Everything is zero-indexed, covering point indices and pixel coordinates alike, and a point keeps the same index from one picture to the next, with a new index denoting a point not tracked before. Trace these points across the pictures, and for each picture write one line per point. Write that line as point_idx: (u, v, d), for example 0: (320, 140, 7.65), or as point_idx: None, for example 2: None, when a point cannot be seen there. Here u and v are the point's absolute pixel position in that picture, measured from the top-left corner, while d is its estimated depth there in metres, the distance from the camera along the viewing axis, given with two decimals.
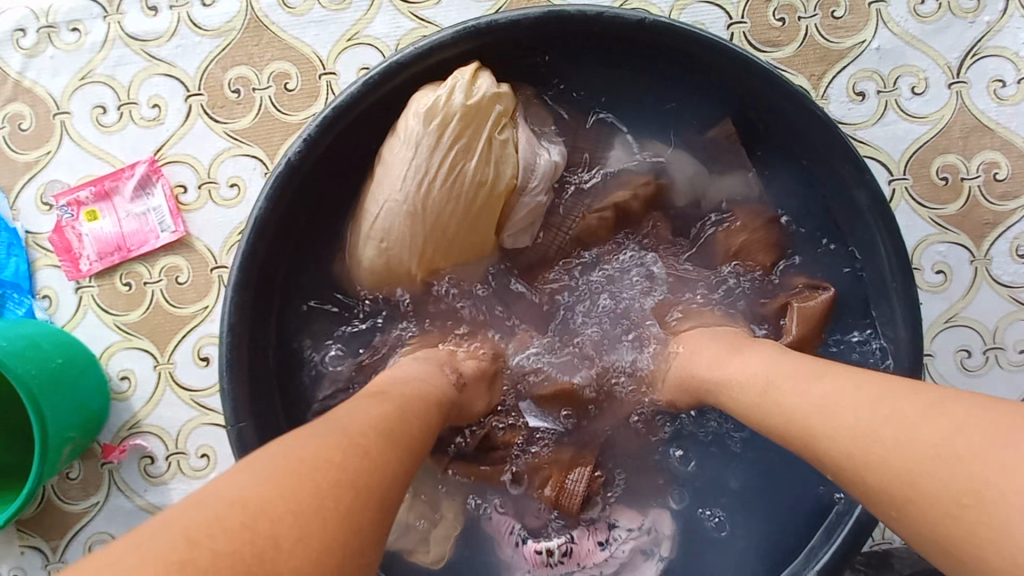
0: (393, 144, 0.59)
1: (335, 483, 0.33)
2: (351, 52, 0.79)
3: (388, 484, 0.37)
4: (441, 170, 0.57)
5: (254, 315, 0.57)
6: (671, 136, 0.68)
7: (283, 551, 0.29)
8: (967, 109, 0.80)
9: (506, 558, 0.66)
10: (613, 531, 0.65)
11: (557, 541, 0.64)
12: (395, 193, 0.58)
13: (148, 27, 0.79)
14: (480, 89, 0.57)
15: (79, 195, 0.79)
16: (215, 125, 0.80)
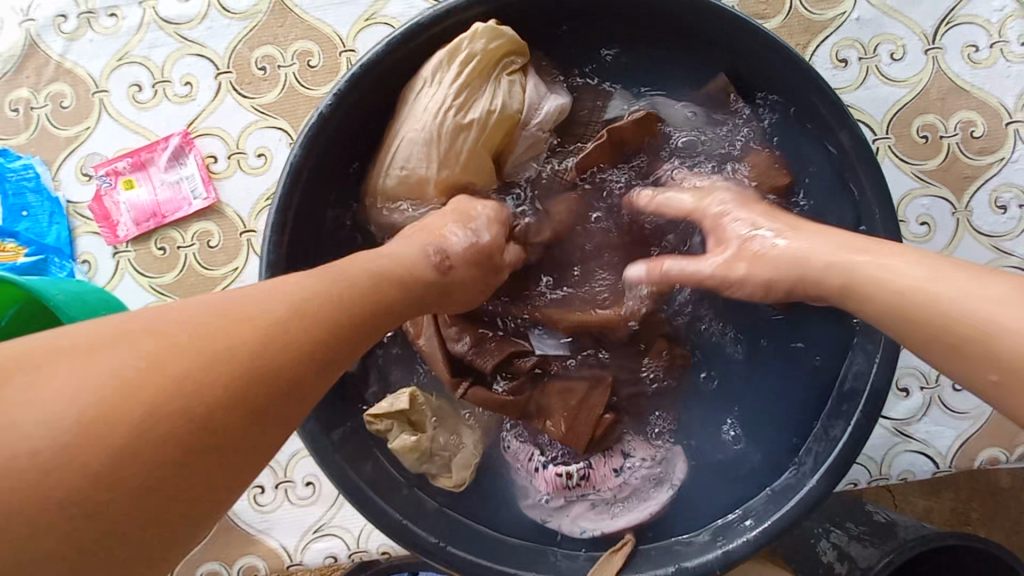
0: (416, 97, 0.65)
1: (205, 348, 0.38)
2: (369, 30, 0.86)
3: (267, 364, 0.40)
4: (458, 103, 0.65)
5: (289, 239, 0.63)
6: (670, 91, 0.74)
7: (134, 388, 0.35)
8: (944, 72, 0.86)
9: (525, 481, 0.70)
10: (627, 459, 0.71)
11: (576, 465, 0.70)
12: (419, 125, 0.65)
13: (180, 11, 0.85)
14: (499, 35, 0.65)
15: (117, 166, 0.84)
16: (243, 100, 0.86)
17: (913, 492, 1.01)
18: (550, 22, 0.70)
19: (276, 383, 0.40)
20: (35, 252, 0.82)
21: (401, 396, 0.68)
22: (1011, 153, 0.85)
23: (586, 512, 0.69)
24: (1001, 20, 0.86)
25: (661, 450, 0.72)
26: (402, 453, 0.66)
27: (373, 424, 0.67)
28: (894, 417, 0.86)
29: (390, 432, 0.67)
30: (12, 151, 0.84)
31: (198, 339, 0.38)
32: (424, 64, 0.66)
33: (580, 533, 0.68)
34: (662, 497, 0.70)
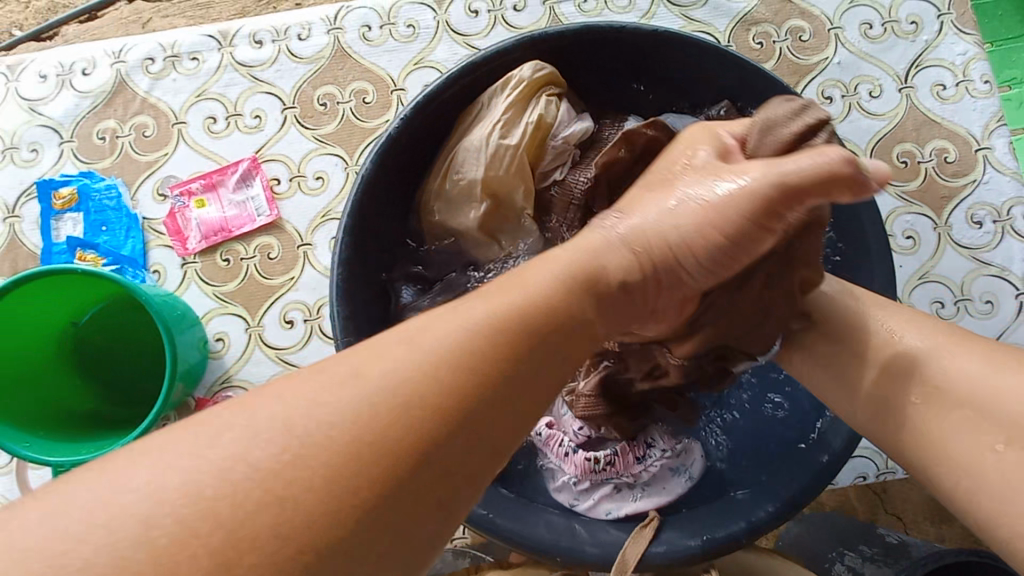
0: (468, 122, 0.79)
1: (352, 426, 0.35)
2: (417, 73, 0.99)
3: (414, 436, 0.36)
4: (507, 121, 0.77)
5: (360, 242, 0.73)
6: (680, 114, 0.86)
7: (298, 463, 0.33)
8: (917, 108, 0.99)
9: (555, 465, 0.75)
10: (650, 450, 0.74)
11: (603, 452, 0.74)
12: (474, 140, 0.78)
13: (254, 56, 0.98)
14: (540, 70, 0.78)
15: (191, 187, 0.94)
16: (305, 131, 0.97)
17: (922, 518, 1.00)
18: (581, 62, 0.82)
19: (416, 447, 0.36)
20: (112, 262, 0.91)
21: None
22: (981, 176, 0.97)
23: (610, 494, 0.72)
24: (964, 61, 1.01)
25: (682, 442, 0.75)
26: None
27: None
28: None
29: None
30: (96, 173, 0.95)
31: (391, 373, 0.37)
32: (481, 93, 0.79)
33: (605, 514, 0.71)
34: (683, 488, 0.73)
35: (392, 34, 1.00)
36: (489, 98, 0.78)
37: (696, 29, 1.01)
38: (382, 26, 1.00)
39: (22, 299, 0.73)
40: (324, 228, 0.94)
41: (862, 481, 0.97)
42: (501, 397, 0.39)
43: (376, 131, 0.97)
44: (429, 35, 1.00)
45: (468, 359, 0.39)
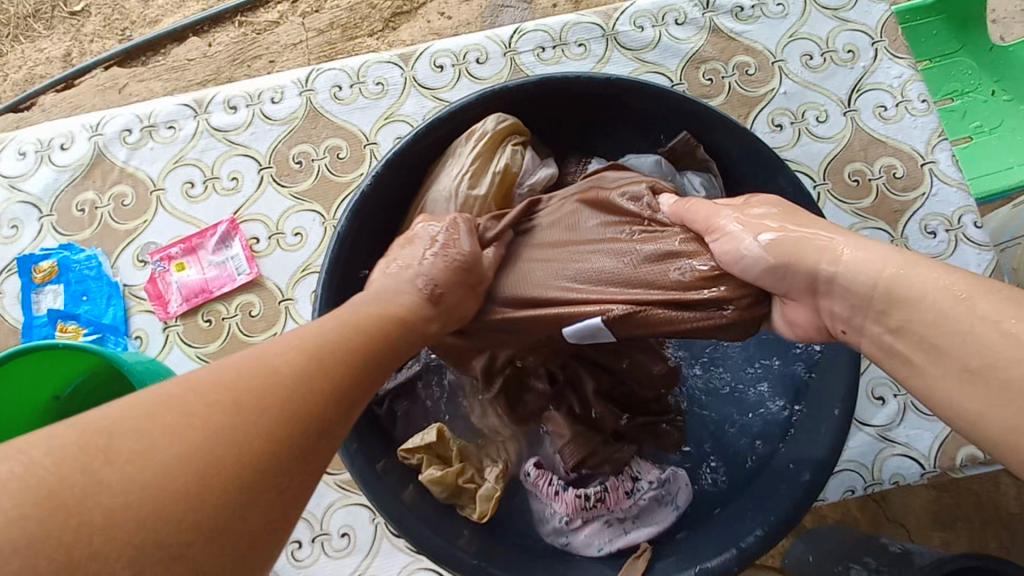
0: (439, 170, 0.82)
1: (171, 463, 0.38)
2: (388, 126, 1.03)
3: (238, 469, 0.39)
4: (473, 171, 0.80)
5: (339, 296, 0.75)
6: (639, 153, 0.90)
7: (128, 498, 0.36)
8: (862, 128, 1.05)
9: (545, 505, 0.73)
10: (638, 482, 0.73)
11: (593, 488, 0.72)
12: (442, 191, 0.80)
13: (229, 121, 1.02)
14: (501, 121, 0.82)
15: (170, 251, 0.96)
16: (282, 189, 1.00)
17: (925, 526, 1.03)
18: (542, 111, 0.87)
19: (234, 483, 0.39)
20: (94, 331, 0.92)
21: (429, 431, 0.73)
22: (930, 188, 1.02)
23: (601, 530, 0.71)
24: (902, 83, 1.08)
25: (667, 471, 0.74)
26: (430, 485, 0.69)
27: (406, 458, 0.71)
28: (875, 423, 0.95)
29: (421, 465, 0.71)
30: (76, 244, 0.96)
31: (208, 411, 0.41)
32: (448, 146, 0.83)
33: (597, 550, 0.70)
34: (670, 517, 0.72)
35: (362, 92, 1.04)
36: (458, 147, 0.82)
37: (649, 70, 1.07)
38: (351, 85, 1.04)
39: (8, 372, 0.74)
40: (305, 281, 0.96)
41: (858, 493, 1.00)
42: (343, 397, 0.48)
43: (352, 184, 1.00)
44: (398, 90, 1.04)
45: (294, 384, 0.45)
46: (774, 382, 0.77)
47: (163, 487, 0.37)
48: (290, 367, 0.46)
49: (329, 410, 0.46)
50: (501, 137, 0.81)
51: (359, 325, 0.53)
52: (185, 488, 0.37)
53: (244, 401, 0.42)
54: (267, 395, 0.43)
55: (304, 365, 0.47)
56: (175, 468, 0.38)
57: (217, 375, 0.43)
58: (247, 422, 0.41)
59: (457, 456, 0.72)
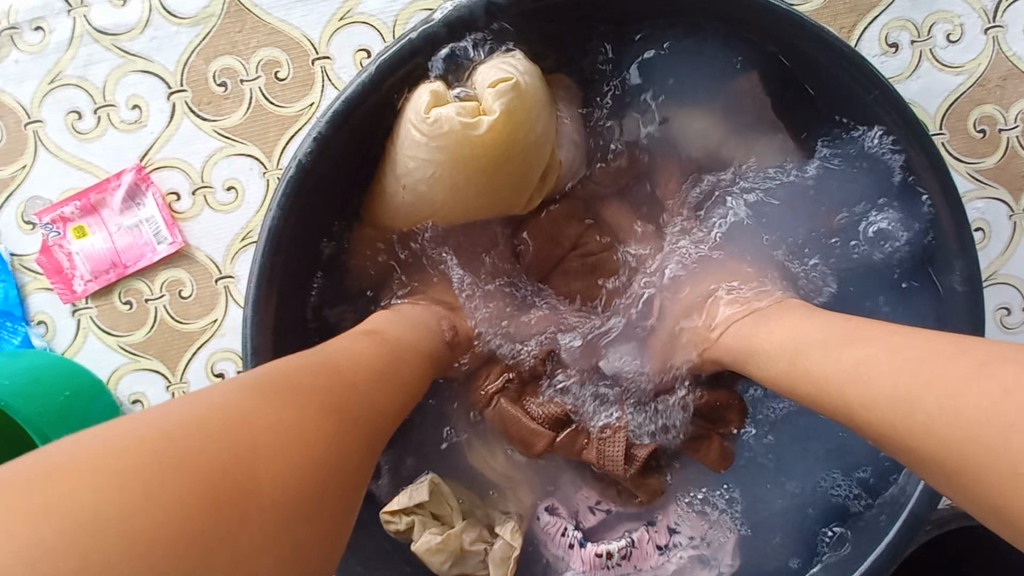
0: (409, 183, 0.56)
1: (292, 434, 0.33)
2: (345, 32, 0.73)
3: (348, 448, 0.36)
4: (454, 177, 0.54)
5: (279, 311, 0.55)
6: (695, 96, 0.64)
7: (257, 462, 0.31)
8: (1005, 54, 0.76)
9: (557, 556, 0.62)
10: (674, 537, 0.62)
11: (617, 544, 0.61)
12: (414, 190, 0.56)
13: (117, 19, 0.72)
14: (492, 98, 0.52)
15: (64, 211, 0.73)
16: (203, 124, 0.73)
17: None
18: (564, 27, 0.58)
19: (343, 468, 0.35)
20: None
21: (420, 487, 0.58)
22: None
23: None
24: None
25: (711, 527, 0.63)
26: (425, 556, 0.56)
27: (390, 523, 0.57)
28: None
29: (412, 530, 0.57)
30: None
31: (316, 385, 0.37)
32: (406, 121, 0.54)
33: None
34: None
35: None
36: (418, 149, 0.54)
37: None
38: None
39: None
40: (245, 255, 0.74)
41: None
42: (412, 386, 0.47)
43: (299, 119, 0.73)
44: None
45: (376, 374, 0.43)
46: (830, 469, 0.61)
47: (287, 451, 0.33)
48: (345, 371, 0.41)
49: (387, 426, 0.42)
50: (492, 138, 0.52)
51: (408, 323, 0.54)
52: (296, 468, 0.32)
53: (326, 401, 0.37)
54: (356, 378, 0.41)
55: (359, 374, 0.42)
56: (274, 438, 0.33)
57: (281, 376, 0.37)
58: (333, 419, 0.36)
59: (457, 515, 0.59)
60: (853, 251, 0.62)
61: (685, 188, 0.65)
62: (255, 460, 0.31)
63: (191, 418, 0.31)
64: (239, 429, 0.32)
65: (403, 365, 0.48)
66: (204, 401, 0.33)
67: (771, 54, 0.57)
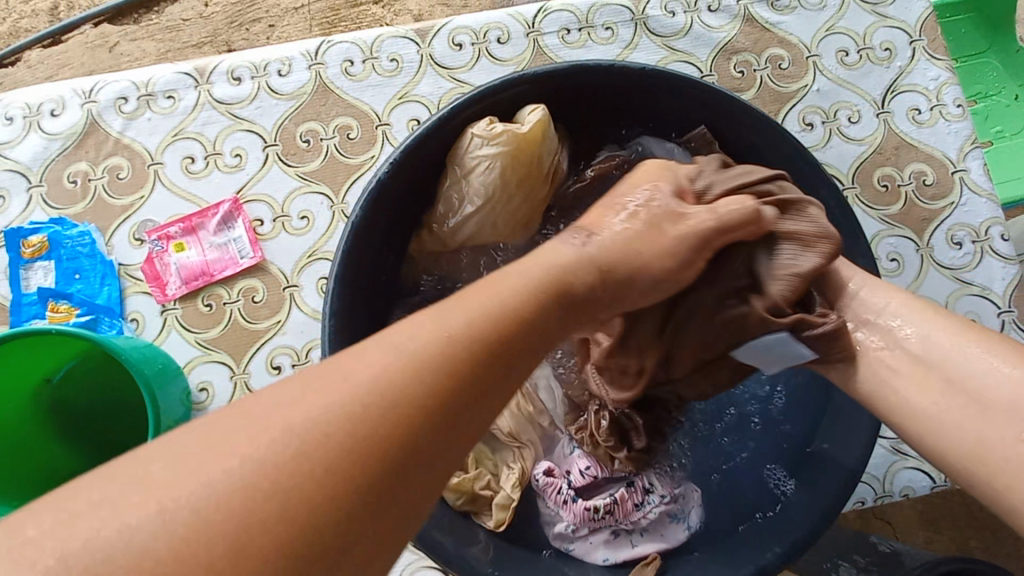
0: (473, 180, 0.79)
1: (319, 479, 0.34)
2: (402, 107, 0.97)
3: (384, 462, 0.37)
4: (507, 170, 0.80)
5: (353, 290, 0.72)
6: (659, 132, 0.85)
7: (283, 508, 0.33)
8: (894, 131, 1.01)
9: (554, 510, 0.72)
10: (649, 495, 0.72)
11: (603, 500, 0.71)
12: (478, 186, 0.80)
13: (232, 92, 0.96)
14: (533, 118, 0.78)
15: (169, 230, 0.91)
16: (288, 169, 0.95)
17: (909, 520, 1.01)
18: (566, 98, 0.81)
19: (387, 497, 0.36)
20: (87, 312, 0.87)
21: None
22: (959, 198, 0.99)
23: (607, 541, 0.70)
24: (938, 86, 1.03)
25: (679, 486, 0.73)
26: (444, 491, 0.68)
27: None
28: (889, 436, 0.93)
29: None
30: (68, 219, 0.91)
31: (339, 401, 0.37)
32: (468, 134, 0.78)
33: (601, 560, 0.69)
34: (680, 535, 0.71)
35: (374, 69, 0.98)
36: (483, 152, 0.77)
37: (678, 60, 1.02)
38: (364, 60, 0.98)
39: (15, 360, 0.72)
40: (311, 267, 0.92)
41: (930, 489, 0.92)
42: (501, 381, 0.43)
43: (362, 167, 0.95)
44: (413, 68, 0.99)
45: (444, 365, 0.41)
46: (790, 409, 0.74)
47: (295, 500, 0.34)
48: (469, 362, 0.42)
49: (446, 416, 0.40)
50: (534, 143, 0.79)
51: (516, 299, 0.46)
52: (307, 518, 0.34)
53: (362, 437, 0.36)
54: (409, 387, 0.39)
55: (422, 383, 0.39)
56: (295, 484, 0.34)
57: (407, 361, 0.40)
58: (434, 427, 0.39)
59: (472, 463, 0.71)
60: None
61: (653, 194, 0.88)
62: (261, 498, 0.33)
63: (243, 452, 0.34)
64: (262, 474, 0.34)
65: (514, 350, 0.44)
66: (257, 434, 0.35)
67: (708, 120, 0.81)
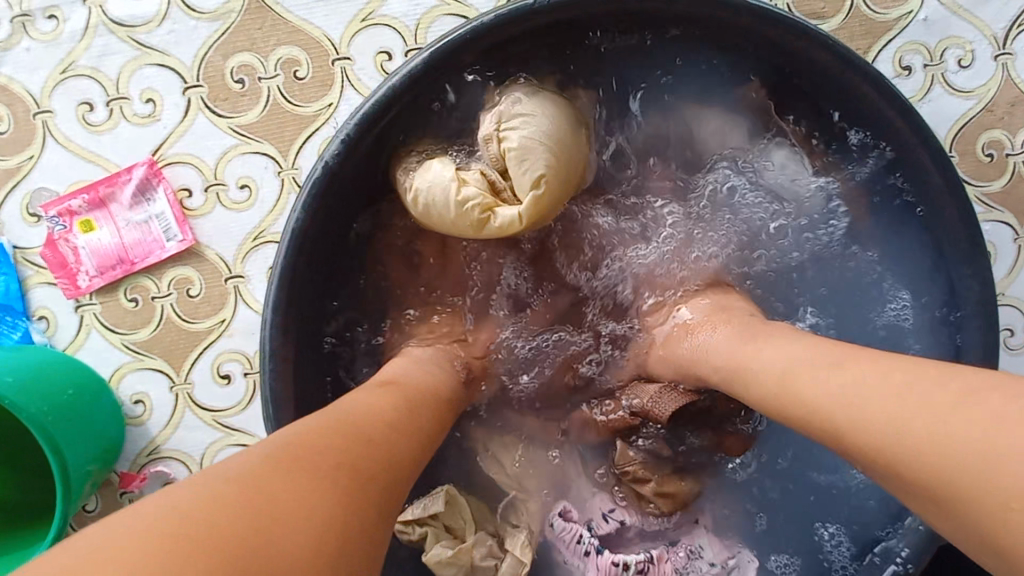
0: (437, 218, 0.57)
1: (314, 487, 0.34)
2: (366, 34, 0.72)
3: (373, 473, 0.38)
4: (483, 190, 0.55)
5: (300, 315, 0.54)
6: (712, 99, 0.63)
7: (290, 513, 0.32)
8: (1013, 82, 0.77)
9: (574, 562, 0.62)
10: (693, 560, 0.62)
11: (634, 557, 0.60)
12: (445, 212, 0.56)
13: (134, 10, 0.70)
14: (507, 115, 0.55)
15: (71, 204, 0.71)
16: (219, 120, 0.72)
17: None
18: (593, 34, 0.57)
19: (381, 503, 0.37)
20: None
21: (436, 498, 0.58)
22: None
23: None
24: None
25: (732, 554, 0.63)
26: (436, 568, 0.56)
27: (403, 532, 0.57)
28: None
29: (424, 541, 0.57)
30: None
31: (320, 428, 0.39)
32: (424, 168, 0.56)
33: None
34: None
35: None
36: (440, 183, 0.55)
37: None
38: None
39: None
40: (258, 254, 0.73)
41: None
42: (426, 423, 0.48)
43: (316, 120, 0.72)
44: None
45: (399, 410, 0.46)
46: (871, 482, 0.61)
47: (304, 502, 0.32)
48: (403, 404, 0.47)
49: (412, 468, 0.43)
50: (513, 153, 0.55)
51: (430, 382, 0.54)
52: (313, 528, 0.32)
53: (346, 460, 0.37)
54: (372, 425, 0.42)
55: (376, 426, 0.42)
56: (292, 497, 0.32)
57: (368, 417, 0.42)
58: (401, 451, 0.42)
59: (470, 528, 0.59)
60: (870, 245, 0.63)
61: (703, 178, 0.65)
62: (274, 511, 0.31)
63: (248, 471, 0.33)
64: (269, 479, 0.33)
65: (436, 421, 0.50)
66: (257, 454, 0.34)
67: (788, 74, 0.58)
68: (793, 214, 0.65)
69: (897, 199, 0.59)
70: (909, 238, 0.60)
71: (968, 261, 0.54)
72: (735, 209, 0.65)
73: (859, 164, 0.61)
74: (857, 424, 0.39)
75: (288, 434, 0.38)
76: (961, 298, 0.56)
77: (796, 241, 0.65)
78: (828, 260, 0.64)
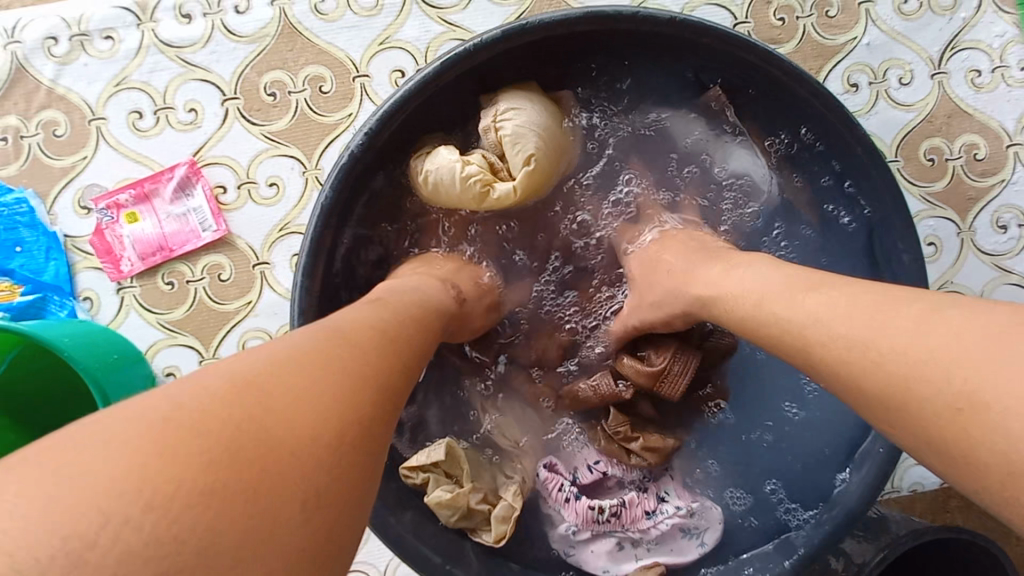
0: (444, 194, 0.66)
1: (320, 384, 0.36)
2: (383, 54, 0.83)
3: (378, 371, 0.41)
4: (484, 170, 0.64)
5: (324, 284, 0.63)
6: (681, 104, 0.74)
7: (297, 407, 0.34)
8: (949, 97, 0.88)
9: (555, 510, 0.68)
10: (663, 504, 0.68)
11: (609, 501, 0.67)
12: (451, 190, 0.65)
13: (183, 34, 0.82)
14: (503, 110, 0.65)
15: (119, 198, 0.80)
16: (252, 127, 0.82)
17: None
18: (576, 49, 0.67)
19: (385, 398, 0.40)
20: (32, 290, 0.78)
21: (438, 447, 0.65)
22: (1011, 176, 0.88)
23: (611, 551, 0.67)
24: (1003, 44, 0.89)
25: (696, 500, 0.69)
26: (436, 509, 0.62)
27: (408, 477, 0.64)
28: None
29: (427, 485, 0.63)
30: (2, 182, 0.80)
31: (328, 333, 0.41)
32: (433, 155, 0.66)
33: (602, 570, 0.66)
34: (691, 552, 0.67)
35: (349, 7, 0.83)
36: (447, 166, 0.64)
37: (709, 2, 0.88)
38: None
39: None
40: (283, 243, 0.82)
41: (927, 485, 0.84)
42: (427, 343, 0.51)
43: (337, 128, 0.83)
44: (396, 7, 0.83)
45: (402, 325, 0.49)
46: (827, 435, 0.68)
47: (308, 400, 0.35)
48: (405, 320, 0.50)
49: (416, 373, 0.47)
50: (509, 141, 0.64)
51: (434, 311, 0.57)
52: (316, 421, 0.35)
53: (350, 362, 0.40)
54: (375, 334, 0.45)
55: (377, 333, 0.45)
56: (298, 395, 0.35)
57: (373, 327, 0.45)
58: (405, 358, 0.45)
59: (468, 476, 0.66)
60: (812, 222, 0.72)
61: (671, 167, 0.75)
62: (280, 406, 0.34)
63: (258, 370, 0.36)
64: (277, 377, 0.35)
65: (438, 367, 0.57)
66: (265, 356, 0.37)
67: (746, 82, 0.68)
68: (749, 196, 0.74)
69: (841, 185, 0.68)
70: (850, 220, 0.69)
71: (902, 239, 0.63)
72: (698, 193, 0.75)
73: (805, 157, 0.70)
74: (791, 355, 0.47)
75: (291, 339, 0.40)
76: (897, 273, 0.64)
77: (756, 223, 0.74)
78: (779, 236, 0.74)
